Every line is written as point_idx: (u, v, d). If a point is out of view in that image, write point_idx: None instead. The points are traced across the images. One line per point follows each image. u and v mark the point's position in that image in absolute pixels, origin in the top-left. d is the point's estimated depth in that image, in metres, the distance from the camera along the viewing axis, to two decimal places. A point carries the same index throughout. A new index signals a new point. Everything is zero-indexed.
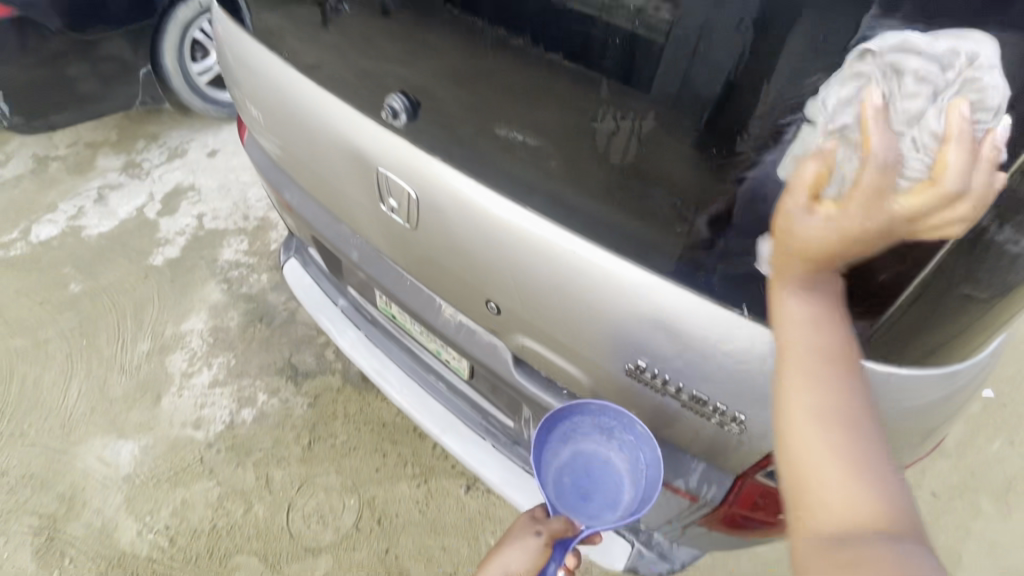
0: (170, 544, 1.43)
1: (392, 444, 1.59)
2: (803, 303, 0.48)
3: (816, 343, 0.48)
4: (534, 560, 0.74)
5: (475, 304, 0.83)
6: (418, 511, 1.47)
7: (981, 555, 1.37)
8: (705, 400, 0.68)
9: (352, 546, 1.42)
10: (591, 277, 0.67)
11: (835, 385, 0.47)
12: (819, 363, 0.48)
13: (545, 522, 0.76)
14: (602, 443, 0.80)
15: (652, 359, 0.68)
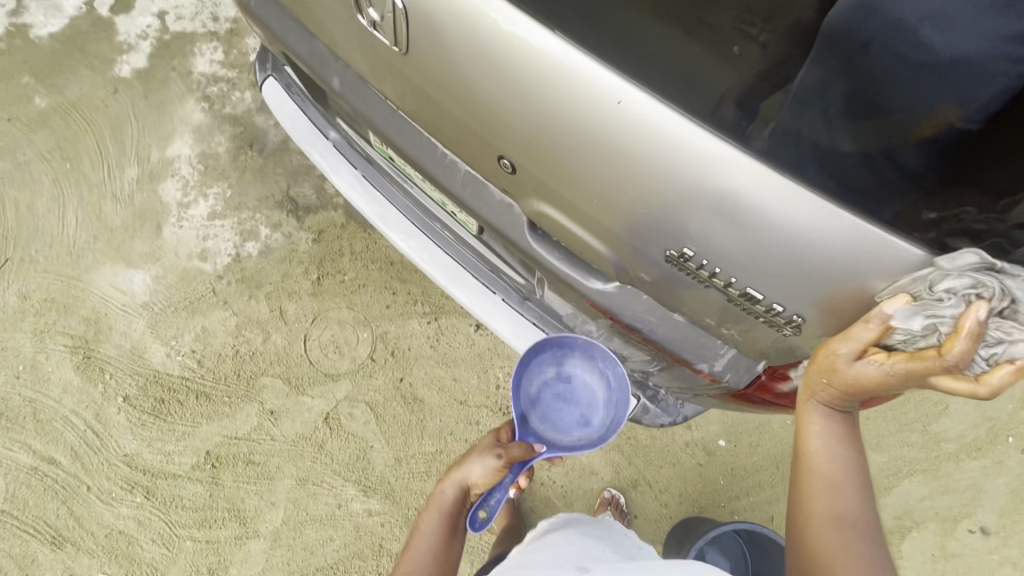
0: (199, 366, 1.52)
1: (401, 283, 1.58)
2: (831, 430, 0.66)
3: (838, 461, 0.66)
4: (494, 475, 0.88)
5: (483, 158, 0.68)
6: (430, 346, 1.52)
7: (968, 404, 1.43)
8: (757, 300, 0.61)
9: (370, 374, 1.50)
10: (645, 140, 0.55)
11: (850, 492, 0.65)
12: (842, 474, 0.66)
13: (505, 446, 0.91)
14: (585, 369, 1.02)
15: (709, 252, 0.59)
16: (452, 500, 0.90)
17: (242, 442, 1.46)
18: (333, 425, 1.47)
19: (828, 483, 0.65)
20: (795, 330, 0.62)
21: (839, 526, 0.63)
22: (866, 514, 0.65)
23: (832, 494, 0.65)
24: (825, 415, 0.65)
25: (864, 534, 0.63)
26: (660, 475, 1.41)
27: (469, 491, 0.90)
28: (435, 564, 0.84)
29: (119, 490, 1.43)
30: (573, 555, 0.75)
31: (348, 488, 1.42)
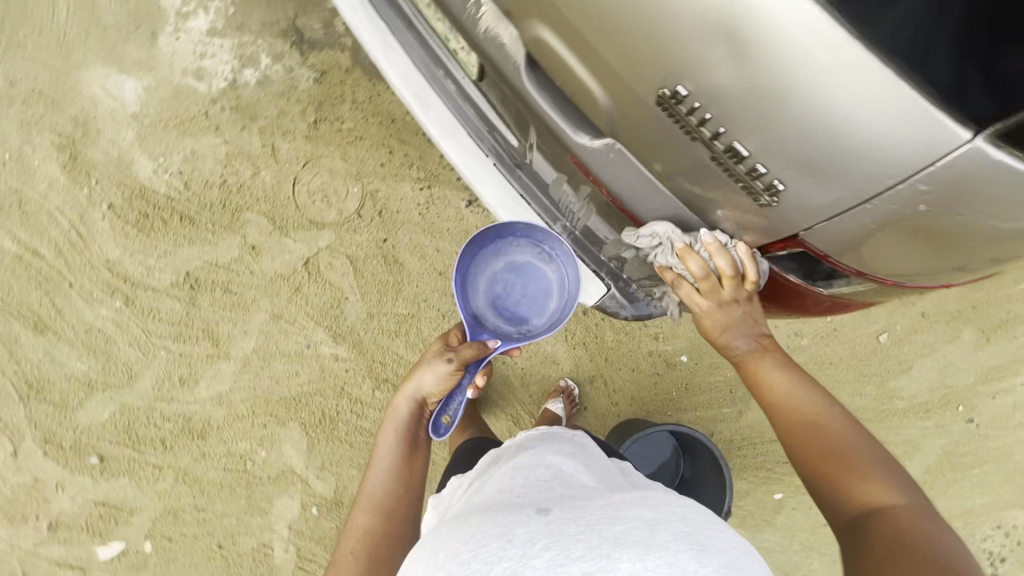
0: (185, 188, 1.50)
1: (399, 144, 1.51)
2: (786, 379, 0.80)
3: (812, 407, 0.77)
4: (446, 377, 0.92)
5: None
6: (418, 213, 1.49)
7: (930, 368, 1.45)
8: (744, 160, 0.58)
9: (353, 229, 1.49)
10: None
11: (848, 438, 0.73)
12: (830, 423, 0.75)
13: (456, 351, 0.93)
14: (534, 255, 1.05)
15: (703, 93, 0.54)
16: (408, 412, 0.94)
17: (221, 270, 1.48)
18: (312, 270, 1.48)
19: (821, 437, 0.74)
20: (777, 200, 0.61)
21: (857, 471, 0.69)
22: (863, 446, 0.72)
23: (833, 446, 0.72)
24: (770, 366, 0.82)
25: (873, 466, 0.69)
26: (616, 375, 1.46)
27: (424, 401, 0.94)
28: (397, 479, 0.89)
29: (100, 293, 1.48)
30: (549, 486, 0.65)
31: (319, 332, 1.47)
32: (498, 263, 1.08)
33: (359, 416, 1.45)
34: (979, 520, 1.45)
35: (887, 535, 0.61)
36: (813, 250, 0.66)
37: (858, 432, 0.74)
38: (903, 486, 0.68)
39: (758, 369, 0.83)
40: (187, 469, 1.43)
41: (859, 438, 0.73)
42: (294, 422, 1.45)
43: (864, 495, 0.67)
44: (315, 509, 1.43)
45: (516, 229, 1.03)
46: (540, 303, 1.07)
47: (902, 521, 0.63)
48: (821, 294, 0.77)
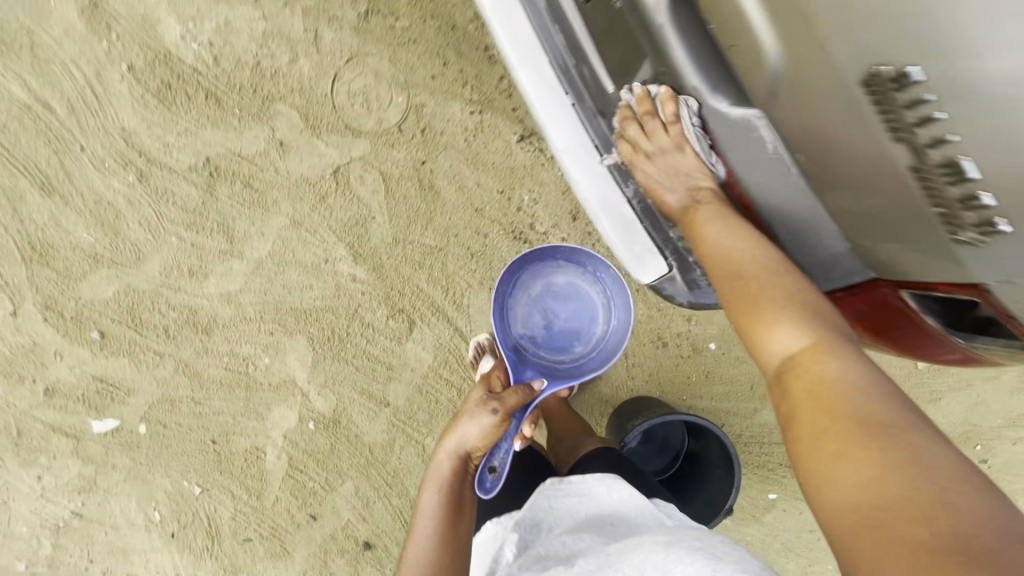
0: (214, 63, 1.35)
1: (455, 56, 1.35)
2: (723, 227, 0.80)
3: (744, 251, 0.77)
4: (490, 428, 0.90)
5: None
6: (464, 140, 1.36)
7: (959, 403, 1.40)
8: (965, 172, 0.53)
9: (391, 144, 1.36)
10: None
11: (774, 286, 0.74)
12: (755, 266, 0.76)
13: (500, 399, 0.91)
14: (581, 281, 1.07)
15: (939, 77, 0.50)
16: (451, 468, 0.91)
17: (244, 162, 1.37)
18: (341, 180, 1.37)
19: (747, 287, 0.76)
20: (986, 239, 0.55)
21: (773, 317, 0.72)
22: (785, 284, 0.74)
23: (750, 295, 0.76)
24: (704, 218, 0.83)
25: (791, 311, 0.71)
26: (640, 350, 1.40)
27: (468, 456, 0.91)
28: (442, 542, 0.86)
29: (113, 163, 1.37)
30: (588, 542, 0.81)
31: (339, 248, 1.38)
32: (535, 286, 1.08)
33: (368, 341, 1.39)
34: None
35: (807, 390, 0.64)
36: (987, 301, 0.62)
37: (787, 271, 0.75)
38: (819, 322, 0.70)
39: (698, 224, 0.83)
40: (188, 361, 1.40)
41: (781, 279, 0.74)
42: (301, 335, 1.40)
43: (783, 348, 0.70)
44: (312, 424, 1.42)
45: (558, 252, 1.05)
46: (586, 327, 1.07)
47: (829, 373, 0.64)
48: (960, 347, 0.72)
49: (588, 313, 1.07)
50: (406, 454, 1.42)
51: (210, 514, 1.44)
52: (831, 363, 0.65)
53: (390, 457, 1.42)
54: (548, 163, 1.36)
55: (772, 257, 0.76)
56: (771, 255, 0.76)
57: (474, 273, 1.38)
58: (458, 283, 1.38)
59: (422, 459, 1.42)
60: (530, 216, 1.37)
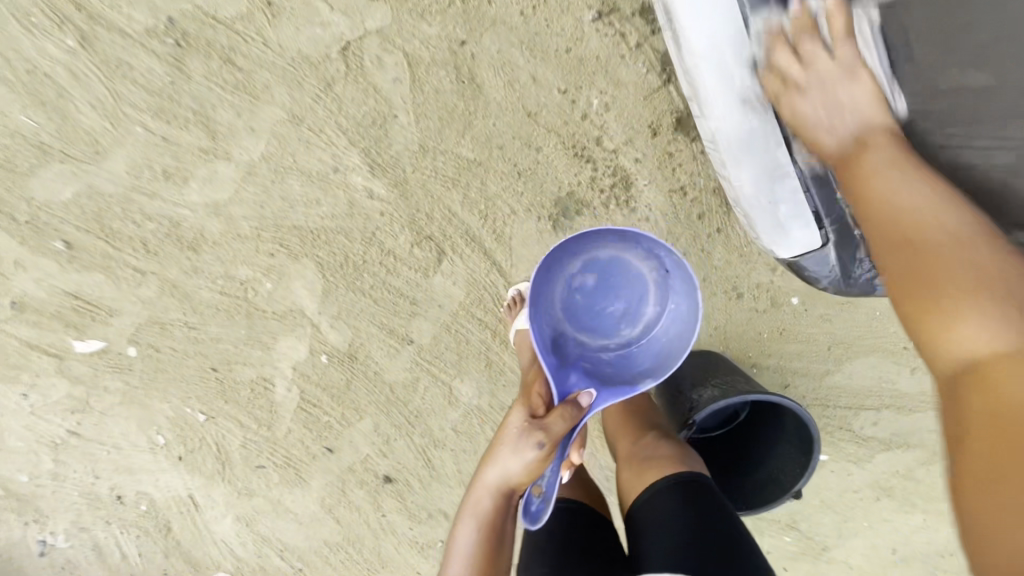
0: None
1: None
2: (914, 189, 0.67)
3: (922, 213, 0.65)
4: (536, 461, 0.76)
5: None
6: (520, 14, 1.01)
7: None
8: None
9: (421, 14, 1.01)
10: None
11: (943, 254, 0.60)
12: (933, 230, 0.63)
13: (543, 422, 0.77)
14: (633, 262, 0.87)
15: None
16: (493, 507, 0.79)
17: (221, 27, 1.02)
18: (353, 63, 1.04)
19: (907, 244, 0.64)
20: None
21: (946, 292, 0.57)
22: (970, 253, 0.58)
23: (926, 272, 0.60)
24: (883, 180, 0.70)
25: (969, 290, 0.55)
26: (709, 300, 1.19)
27: (512, 492, 0.78)
28: None
29: (45, 19, 1.02)
30: None
31: (352, 154, 1.09)
32: (575, 263, 0.88)
33: (389, 271, 1.17)
34: None
35: (974, 373, 0.51)
36: None
37: (973, 240, 0.60)
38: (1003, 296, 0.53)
39: (860, 173, 0.73)
40: (175, 282, 1.19)
41: (958, 246, 0.60)
42: (308, 258, 1.16)
43: (957, 336, 0.54)
44: (325, 358, 1.25)
45: (604, 235, 0.85)
46: (637, 311, 0.88)
47: (963, 341, 0.53)
48: None
49: (640, 295, 0.88)
50: (431, 395, 1.28)
51: (218, 441, 1.33)
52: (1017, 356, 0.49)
53: (413, 397, 1.28)
54: (629, 55, 1.02)
55: (957, 235, 0.61)
56: (950, 222, 0.63)
57: (520, 198, 1.11)
58: (500, 208, 1.12)
59: (449, 401, 1.28)
60: (598, 128, 1.06)
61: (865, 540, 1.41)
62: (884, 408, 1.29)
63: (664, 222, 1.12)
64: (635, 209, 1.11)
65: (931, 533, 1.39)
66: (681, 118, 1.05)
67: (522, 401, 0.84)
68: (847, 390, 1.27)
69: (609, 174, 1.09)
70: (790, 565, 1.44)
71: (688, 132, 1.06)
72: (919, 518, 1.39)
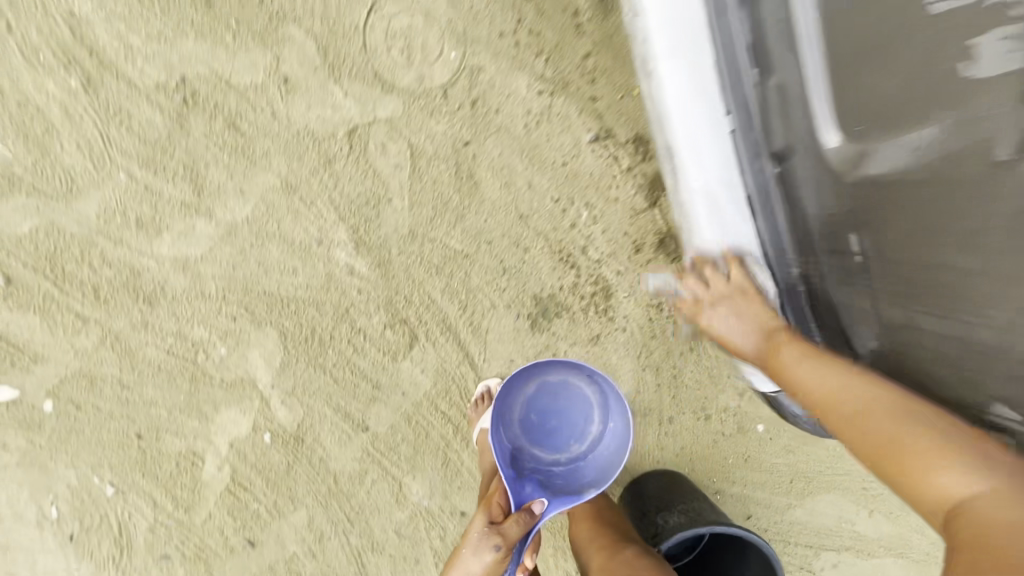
0: None
1: (534, 14, 1.03)
2: (812, 368, 0.77)
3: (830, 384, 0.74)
4: (495, 564, 0.75)
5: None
6: (523, 126, 1.06)
7: None
8: None
9: (430, 112, 1.05)
10: None
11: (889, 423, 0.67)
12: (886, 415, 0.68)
13: (496, 530, 0.75)
14: (575, 381, 0.86)
15: None
16: None
17: (232, 93, 1.03)
18: (357, 145, 1.06)
19: (872, 444, 0.67)
20: None
21: (927, 463, 0.61)
22: (941, 436, 0.63)
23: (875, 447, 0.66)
24: (788, 359, 0.81)
25: (916, 447, 0.63)
26: (677, 418, 1.18)
27: None
28: None
29: (51, 56, 1.01)
30: None
31: (339, 229, 1.09)
32: (530, 386, 0.86)
33: (355, 351, 1.12)
34: None
35: (961, 507, 0.57)
36: None
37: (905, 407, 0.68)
38: (998, 467, 0.58)
39: (786, 371, 0.80)
40: (119, 334, 1.10)
41: (919, 437, 0.63)
42: (272, 327, 1.11)
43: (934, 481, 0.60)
44: (267, 436, 1.14)
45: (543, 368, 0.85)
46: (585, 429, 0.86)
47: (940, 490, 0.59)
48: None
49: (585, 411, 0.86)
50: (378, 491, 1.17)
51: (121, 520, 1.16)
52: (972, 495, 0.57)
53: (358, 490, 1.17)
54: (621, 177, 1.09)
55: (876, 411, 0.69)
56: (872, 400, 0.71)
57: (502, 294, 1.11)
58: (480, 301, 1.11)
59: (395, 499, 1.18)
60: (585, 238, 1.10)
61: None
62: (843, 553, 1.26)
63: (639, 334, 1.13)
64: (613, 318, 1.13)
65: None
66: (663, 239, 1.10)
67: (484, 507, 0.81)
68: (808, 527, 1.24)
69: (590, 282, 1.11)
70: None
71: (668, 252, 1.11)
72: None
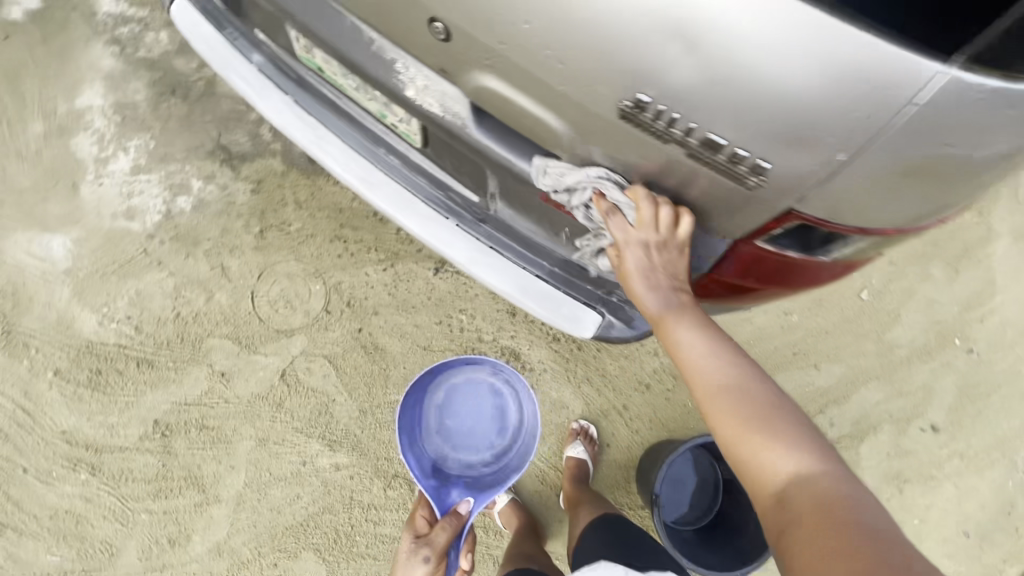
0: (137, 332, 1.40)
1: (351, 231, 1.47)
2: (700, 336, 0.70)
3: (711, 366, 0.70)
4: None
5: (413, 23, 0.56)
6: (388, 294, 1.45)
7: (918, 312, 1.48)
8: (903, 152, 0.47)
9: (325, 327, 1.42)
10: (769, 59, 0.43)
11: (745, 390, 0.67)
12: (732, 382, 0.68)
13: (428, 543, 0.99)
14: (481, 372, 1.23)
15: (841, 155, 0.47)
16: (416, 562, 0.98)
17: (193, 407, 1.37)
18: (291, 382, 1.39)
19: (711, 391, 0.68)
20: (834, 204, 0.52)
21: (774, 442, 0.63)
22: (783, 413, 0.65)
23: (732, 409, 0.66)
24: (677, 329, 0.72)
25: (764, 412, 0.65)
26: (630, 402, 1.41)
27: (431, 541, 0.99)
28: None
29: (61, 470, 1.33)
30: None
31: (312, 445, 1.36)
32: (439, 393, 1.22)
33: (375, 522, 1.33)
34: (1015, 445, 1.42)
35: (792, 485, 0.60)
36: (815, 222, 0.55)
37: (756, 386, 0.68)
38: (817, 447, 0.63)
39: (669, 328, 0.72)
40: None
41: (782, 413, 0.65)
42: (306, 550, 1.31)
43: (773, 457, 0.63)
44: None
45: (453, 366, 1.19)
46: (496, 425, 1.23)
47: (778, 458, 0.62)
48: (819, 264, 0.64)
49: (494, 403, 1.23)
50: None
51: None
52: (804, 487, 0.60)
53: None
54: (469, 280, 1.46)
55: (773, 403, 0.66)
56: (747, 385, 0.67)
57: None
58: None
59: None
60: (475, 333, 1.43)
61: (933, 539, 1.37)
62: (827, 408, 1.43)
63: (557, 366, 1.42)
64: (531, 367, 1.42)
65: (971, 493, 1.40)
66: None
67: (410, 525, 1.05)
68: None
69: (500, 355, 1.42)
70: None
71: None
72: (948, 486, 1.39)
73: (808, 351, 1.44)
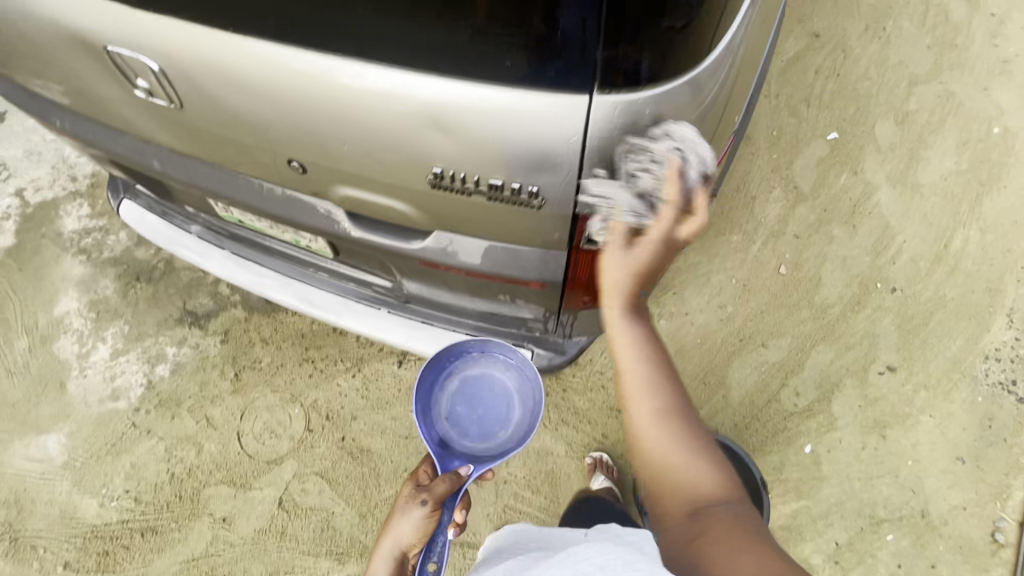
0: (137, 503, 1.47)
1: (316, 350, 1.61)
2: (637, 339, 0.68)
3: (638, 367, 0.68)
4: (425, 523, 0.80)
5: (278, 166, 0.74)
6: (361, 397, 1.55)
7: (836, 270, 1.61)
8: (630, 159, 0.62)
9: (310, 445, 1.50)
10: (499, 123, 0.59)
11: (664, 396, 0.67)
12: (655, 384, 0.67)
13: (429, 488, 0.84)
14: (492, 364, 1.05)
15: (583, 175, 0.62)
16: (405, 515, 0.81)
17: (201, 560, 1.41)
18: (290, 508, 1.45)
19: (636, 392, 0.67)
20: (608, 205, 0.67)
21: (689, 449, 0.63)
22: (696, 424, 0.66)
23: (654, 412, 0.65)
24: (613, 323, 0.69)
25: (681, 419, 0.65)
26: (608, 429, 1.48)
27: (431, 497, 0.82)
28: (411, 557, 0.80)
29: None
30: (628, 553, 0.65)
31: (322, 562, 1.40)
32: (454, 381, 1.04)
33: None
34: (968, 363, 1.50)
35: (700, 489, 0.60)
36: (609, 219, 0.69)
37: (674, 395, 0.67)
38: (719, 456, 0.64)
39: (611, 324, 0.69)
40: None
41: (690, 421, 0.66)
42: None
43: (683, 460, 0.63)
44: None
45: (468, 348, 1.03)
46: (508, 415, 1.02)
47: (689, 464, 0.62)
48: None
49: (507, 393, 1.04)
50: None
51: None
52: (712, 493, 0.60)
53: None
54: None
55: (687, 411, 0.66)
56: (668, 393, 0.67)
57: None
58: None
59: None
60: None
61: (931, 474, 1.40)
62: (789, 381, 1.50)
63: None
64: None
65: (950, 419, 1.44)
66: None
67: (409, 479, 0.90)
68: (752, 394, 1.49)
69: None
70: (927, 556, 1.34)
71: None
72: (926, 419, 1.44)
73: (753, 334, 1.54)
